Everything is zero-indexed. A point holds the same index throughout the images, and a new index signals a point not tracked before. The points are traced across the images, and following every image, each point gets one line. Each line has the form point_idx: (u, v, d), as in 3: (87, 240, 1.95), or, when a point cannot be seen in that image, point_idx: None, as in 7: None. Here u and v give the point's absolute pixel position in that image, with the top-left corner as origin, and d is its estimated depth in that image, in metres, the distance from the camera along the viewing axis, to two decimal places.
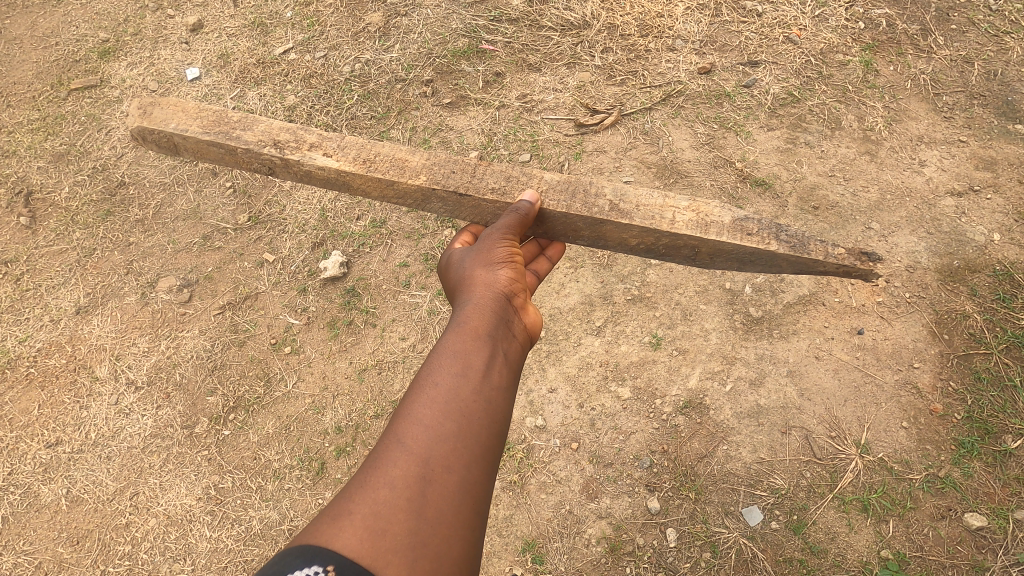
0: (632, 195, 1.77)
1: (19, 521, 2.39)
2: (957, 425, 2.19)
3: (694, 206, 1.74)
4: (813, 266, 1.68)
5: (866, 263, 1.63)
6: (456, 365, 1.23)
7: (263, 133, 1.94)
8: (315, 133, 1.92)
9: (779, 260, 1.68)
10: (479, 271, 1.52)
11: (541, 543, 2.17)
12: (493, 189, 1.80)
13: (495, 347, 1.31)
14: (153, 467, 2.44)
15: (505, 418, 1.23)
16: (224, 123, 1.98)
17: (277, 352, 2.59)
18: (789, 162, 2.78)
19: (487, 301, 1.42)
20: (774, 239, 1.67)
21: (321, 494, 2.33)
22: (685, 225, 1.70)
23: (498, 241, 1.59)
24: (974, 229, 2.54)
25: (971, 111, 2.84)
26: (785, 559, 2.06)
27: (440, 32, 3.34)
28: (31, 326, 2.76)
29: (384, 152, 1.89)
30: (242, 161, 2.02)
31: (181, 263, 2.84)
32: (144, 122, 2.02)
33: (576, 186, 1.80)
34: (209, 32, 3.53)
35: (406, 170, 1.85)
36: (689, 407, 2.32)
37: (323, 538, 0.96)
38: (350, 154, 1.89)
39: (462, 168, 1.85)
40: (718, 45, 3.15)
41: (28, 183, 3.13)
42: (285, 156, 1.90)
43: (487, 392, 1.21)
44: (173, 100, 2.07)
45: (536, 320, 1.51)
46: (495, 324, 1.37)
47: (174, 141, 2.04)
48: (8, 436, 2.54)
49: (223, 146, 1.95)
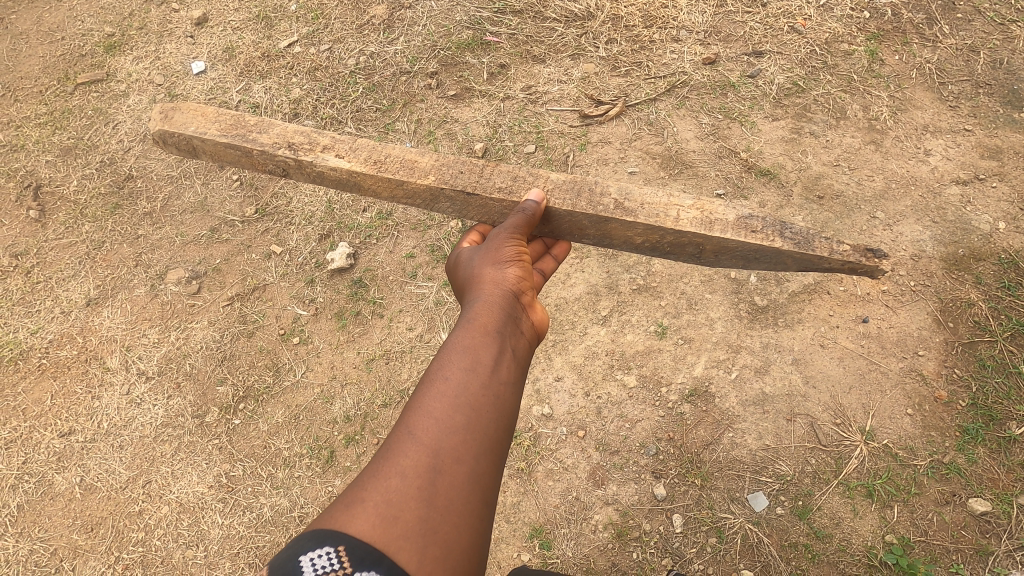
0: (637, 193, 1.78)
1: (34, 509, 2.43)
2: (962, 412, 2.20)
3: (698, 205, 1.74)
4: (817, 263, 1.68)
5: (872, 260, 1.64)
6: (466, 360, 1.25)
7: (279, 136, 1.96)
8: (329, 135, 1.94)
9: (784, 257, 1.69)
10: (487, 269, 1.53)
11: (548, 529, 2.20)
12: (500, 188, 1.82)
13: (504, 343, 1.33)
14: (166, 456, 2.47)
15: (513, 413, 1.24)
16: (241, 127, 2.01)
17: (286, 343, 2.62)
18: (793, 152, 2.79)
19: (495, 299, 1.43)
20: (778, 236, 1.68)
21: (331, 481, 2.35)
22: (689, 223, 1.71)
23: (506, 240, 1.61)
24: (979, 218, 2.54)
25: (977, 100, 2.83)
26: (790, 544, 2.08)
27: (444, 24, 3.35)
28: (42, 318, 2.79)
29: (395, 154, 1.90)
30: (257, 163, 2.03)
31: (190, 255, 2.87)
32: (164, 125, 2.05)
33: (581, 185, 1.81)
34: (214, 25, 3.54)
35: (415, 171, 1.87)
36: (695, 395, 2.34)
37: (336, 523, 0.98)
38: (361, 155, 1.90)
39: (471, 169, 1.86)
40: (722, 35, 3.15)
41: (37, 176, 3.16)
42: (299, 157, 1.92)
43: (496, 387, 1.23)
44: (195, 105, 2.10)
45: (543, 318, 1.52)
46: (503, 321, 1.38)
47: (193, 144, 2.06)
48: (22, 426, 2.58)
49: (240, 149, 1.97)
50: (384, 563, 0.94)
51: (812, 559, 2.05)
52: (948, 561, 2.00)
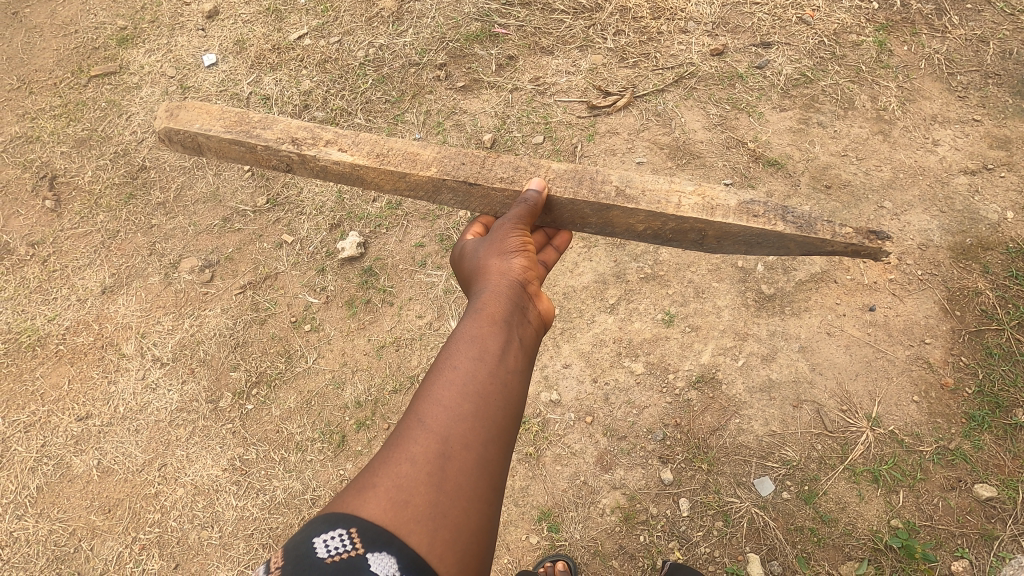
0: (638, 181, 1.81)
1: (53, 490, 2.49)
2: (968, 399, 2.21)
3: (700, 190, 1.77)
4: (819, 247, 1.70)
5: (875, 242, 1.66)
6: (474, 348, 1.22)
7: (282, 132, 1.98)
8: (332, 130, 1.96)
9: (787, 241, 1.71)
10: (493, 260, 1.54)
11: (556, 513, 2.24)
12: (503, 177, 1.85)
13: (511, 331, 1.31)
14: (181, 440, 2.52)
15: (522, 401, 1.21)
16: (245, 123, 2.03)
17: (298, 330, 2.66)
18: (801, 143, 2.80)
19: (502, 288, 1.43)
20: (780, 220, 1.70)
21: (342, 465, 2.40)
22: (691, 208, 1.73)
23: (511, 231, 1.62)
24: (987, 208, 2.54)
25: (986, 90, 2.83)
26: (796, 527, 2.11)
27: (452, 16, 3.37)
28: (59, 305, 2.84)
29: (397, 147, 1.93)
30: (263, 159, 2.05)
31: (203, 244, 2.91)
32: (169, 123, 2.06)
33: (583, 174, 1.84)
34: (225, 18, 3.57)
35: (417, 163, 1.89)
36: (701, 381, 2.37)
37: (348, 507, 0.96)
38: (364, 148, 1.93)
39: (472, 159, 1.89)
40: (730, 27, 3.16)
41: (52, 167, 3.21)
42: (302, 152, 1.94)
43: (504, 374, 1.20)
44: (199, 104, 2.12)
45: (550, 307, 1.50)
46: (510, 310, 1.37)
47: (198, 141, 2.08)
48: (40, 410, 2.63)
49: (245, 144, 1.99)
50: (395, 544, 0.91)
51: (817, 542, 2.08)
52: (953, 545, 2.02)
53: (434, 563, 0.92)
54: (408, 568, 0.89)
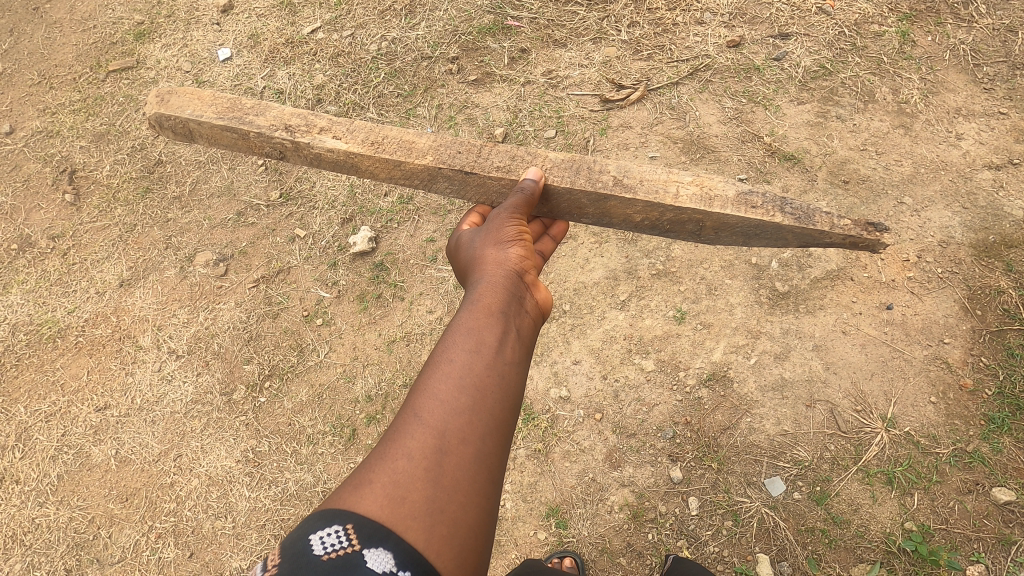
0: (636, 170, 1.78)
1: (73, 479, 2.56)
2: (987, 400, 2.16)
3: (698, 181, 1.74)
4: (819, 237, 1.67)
5: (873, 233, 1.63)
6: (470, 342, 1.21)
7: (275, 119, 1.98)
8: (326, 118, 1.96)
9: (784, 233, 1.68)
10: (490, 250, 1.52)
11: (564, 509, 2.25)
12: (498, 167, 1.83)
13: (508, 323, 1.29)
14: (195, 431, 2.57)
15: (518, 393, 1.20)
16: (237, 109, 2.03)
17: (309, 324, 2.68)
18: (818, 136, 2.74)
19: (498, 279, 1.41)
20: (779, 211, 1.67)
21: (352, 458, 2.42)
22: (689, 199, 1.71)
23: (506, 221, 1.61)
24: (1011, 204, 2.47)
25: (1013, 82, 2.74)
26: (806, 529, 2.09)
27: (465, 9, 3.34)
28: (78, 298, 2.90)
29: (392, 135, 1.92)
30: (254, 146, 2.05)
31: (218, 237, 2.94)
32: (160, 108, 2.08)
33: (580, 163, 1.82)
34: (239, 13, 3.58)
35: (413, 152, 1.88)
36: (712, 379, 2.34)
37: (344, 503, 0.95)
38: (359, 137, 1.92)
39: (469, 149, 1.88)
40: (748, 17, 3.09)
41: (72, 162, 3.26)
42: (295, 139, 1.93)
43: (500, 368, 1.19)
44: (191, 89, 2.12)
45: (547, 297, 1.49)
46: (507, 301, 1.35)
47: (189, 127, 2.09)
48: (61, 400, 2.70)
49: (237, 131, 1.99)
50: (392, 540, 0.90)
51: (829, 544, 2.06)
52: (969, 549, 1.98)
53: (432, 559, 0.92)
54: (405, 563, 0.88)
